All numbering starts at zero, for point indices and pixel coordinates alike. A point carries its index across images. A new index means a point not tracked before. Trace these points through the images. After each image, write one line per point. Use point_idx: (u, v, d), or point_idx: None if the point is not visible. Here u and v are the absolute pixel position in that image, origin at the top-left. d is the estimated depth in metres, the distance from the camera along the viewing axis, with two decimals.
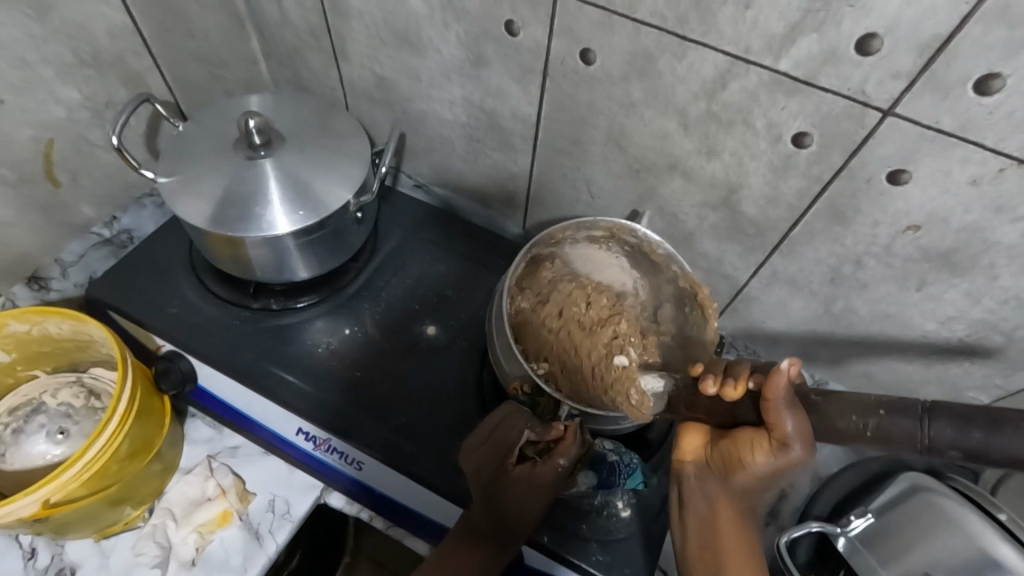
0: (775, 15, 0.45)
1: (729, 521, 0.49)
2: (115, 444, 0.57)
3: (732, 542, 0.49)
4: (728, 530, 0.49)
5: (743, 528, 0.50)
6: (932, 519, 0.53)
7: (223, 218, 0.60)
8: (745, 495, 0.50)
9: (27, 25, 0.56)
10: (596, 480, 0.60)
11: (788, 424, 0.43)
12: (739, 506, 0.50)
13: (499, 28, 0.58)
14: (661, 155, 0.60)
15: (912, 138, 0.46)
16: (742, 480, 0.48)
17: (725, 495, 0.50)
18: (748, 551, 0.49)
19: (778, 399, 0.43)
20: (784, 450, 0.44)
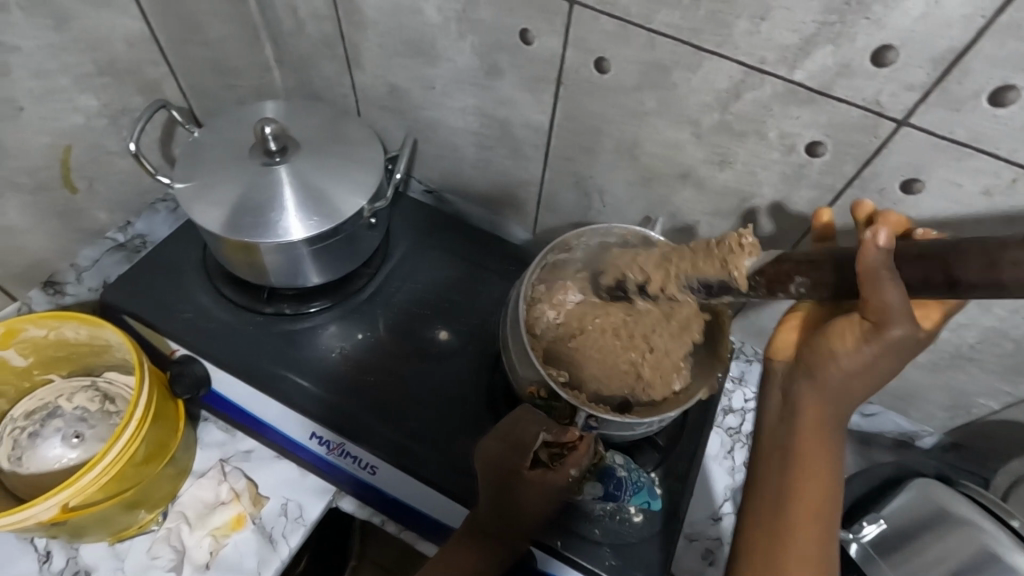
0: (789, 28, 0.45)
1: (816, 432, 0.44)
2: (133, 448, 0.57)
3: (812, 459, 0.44)
4: (810, 447, 0.44)
5: (829, 442, 0.44)
6: (949, 527, 0.55)
7: (240, 224, 0.61)
8: (845, 398, 0.42)
9: (47, 34, 0.56)
10: (603, 492, 0.60)
11: (891, 292, 0.35)
12: (835, 416, 0.43)
13: (513, 38, 0.59)
14: (673, 164, 0.60)
15: (925, 149, 0.47)
16: (837, 377, 0.41)
17: (817, 402, 0.43)
18: (828, 468, 0.44)
19: (875, 269, 0.35)
20: (881, 332, 0.37)
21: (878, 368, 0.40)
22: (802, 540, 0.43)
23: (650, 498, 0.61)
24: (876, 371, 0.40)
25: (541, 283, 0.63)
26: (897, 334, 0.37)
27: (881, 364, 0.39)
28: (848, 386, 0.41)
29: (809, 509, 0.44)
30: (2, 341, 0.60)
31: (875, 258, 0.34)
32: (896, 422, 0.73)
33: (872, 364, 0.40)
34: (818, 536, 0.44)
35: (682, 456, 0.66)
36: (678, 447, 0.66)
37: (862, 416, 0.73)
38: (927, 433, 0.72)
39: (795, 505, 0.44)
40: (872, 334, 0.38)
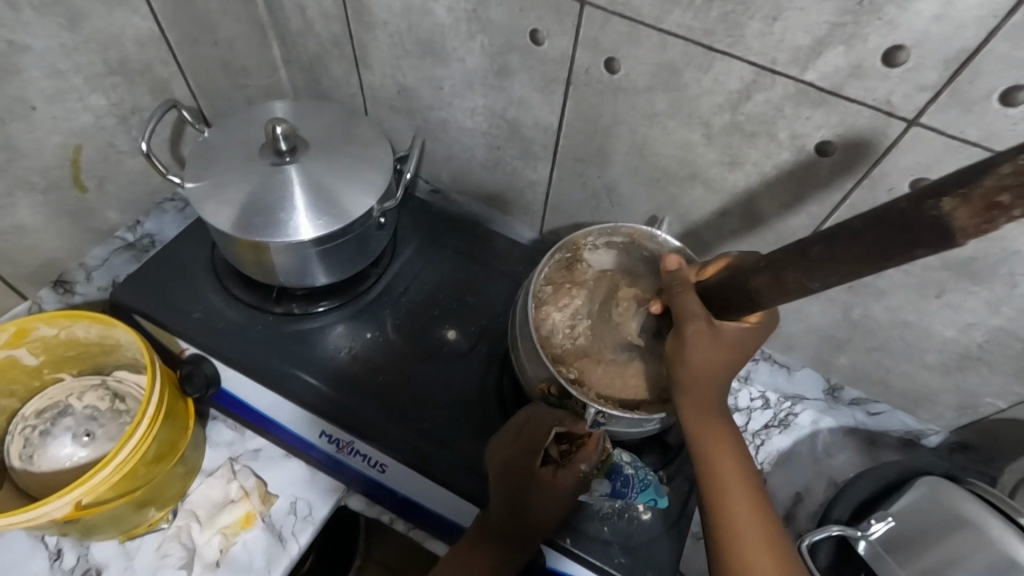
0: (801, 29, 0.46)
1: (709, 428, 0.47)
2: (144, 447, 0.57)
3: (715, 452, 0.47)
4: (706, 445, 0.47)
5: (723, 428, 0.48)
6: (961, 529, 0.55)
7: (250, 223, 0.61)
8: (714, 389, 0.47)
9: (60, 34, 0.57)
10: (610, 490, 0.59)
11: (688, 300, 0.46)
12: (714, 407, 0.48)
13: (524, 38, 0.59)
14: (683, 165, 0.60)
15: (937, 149, 0.47)
16: (698, 380, 0.46)
17: (694, 403, 0.47)
18: (734, 449, 0.47)
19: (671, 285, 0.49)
20: (681, 339, 0.45)
21: (724, 368, 0.46)
22: (748, 533, 0.45)
23: (657, 496, 0.61)
24: (723, 364, 0.46)
25: (548, 284, 0.63)
26: (691, 334, 0.45)
27: (721, 359, 0.45)
28: (709, 382, 0.46)
29: (738, 502, 0.46)
30: (14, 340, 0.60)
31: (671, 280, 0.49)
32: (903, 420, 0.73)
33: (701, 363, 0.46)
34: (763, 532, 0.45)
35: (690, 455, 0.66)
36: (687, 446, 0.66)
37: (867, 415, 0.74)
38: (933, 432, 0.72)
39: (725, 505, 0.46)
40: (674, 341, 0.46)
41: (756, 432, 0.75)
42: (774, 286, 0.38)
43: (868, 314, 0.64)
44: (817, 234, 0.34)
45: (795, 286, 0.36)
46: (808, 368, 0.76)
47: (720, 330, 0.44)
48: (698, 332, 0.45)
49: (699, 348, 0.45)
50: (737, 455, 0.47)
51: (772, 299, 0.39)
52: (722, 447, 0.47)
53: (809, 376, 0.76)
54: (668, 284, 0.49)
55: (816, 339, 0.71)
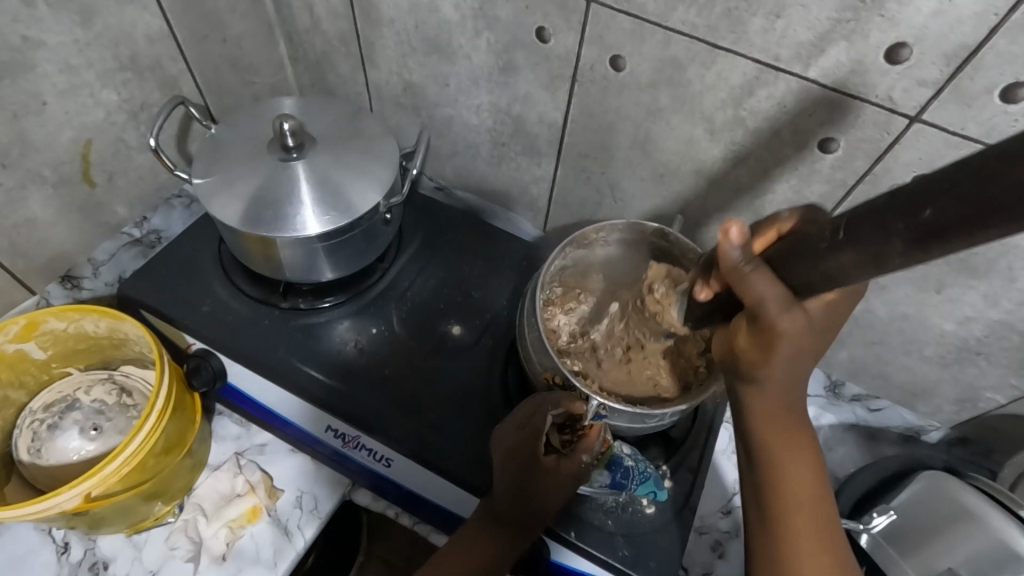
0: (804, 25, 0.46)
1: (777, 426, 0.43)
2: (154, 439, 0.58)
3: (783, 451, 0.43)
4: (775, 444, 0.43)
5: (794, 424, 0.44)
6: (960, 521, 0.56)
7: (259, 217, 0.61)
8: (790, 385, 0.42)
9: (71, 30, 0.57)
10: (610, 480, 0.60)
11: (755, 285, 0.36)
12: (787, 404, 0.43)
13: (530, 35, 0.60)
14: (687, 161, 0.61)
15: (938, 145, 0.48)
16: (778, 374, 0.40)
17: (764, 401, 0.43)
18: (804, 448, 0.44)
19: (733, 266, 0.37)
20: (768, 329, 0.37)
21: (806, 360, 0.40)
22: (805, 534, 0.43)
23: (657, 488, 0.61)
24: (805, 357, 0.40)
25: (557, 288, 0.67)
26: (783, 326, 0.37)
27: (807, 348, 0.39)
28: (786, 377, 0.41)
29: (798, 503, 0.43)
30: (24, 333, 0.61)
31: (733, 257, 0.37)
32: (903, 417, 0.74)
33: (786, 355, 0.39)
34: (817, 531, 0.43)
35: (692, 449, 0.67)
36: (689, 439, 0.67)
37: (868, 411, 0.74)
38: (933, 428, 0.73)
39: (784, 506, 0.43)
40: (758, 330, 0.38)
41: None
42: (865, 261, 0.30)
43: (869, 309, 0.64)
44: (916, 185, 0.28)
45: (888, 262, 0.29)
46: (810, 364, 0.77)
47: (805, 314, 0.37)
48: (788, 319, 0.37)
49: (789, 338, 0.37)
50: (805, 454, 0.44)
51: (859, 277, 0.31)
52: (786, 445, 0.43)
53: (809, 371, 0.77)
54: (730, 264, 0.37)
55: None
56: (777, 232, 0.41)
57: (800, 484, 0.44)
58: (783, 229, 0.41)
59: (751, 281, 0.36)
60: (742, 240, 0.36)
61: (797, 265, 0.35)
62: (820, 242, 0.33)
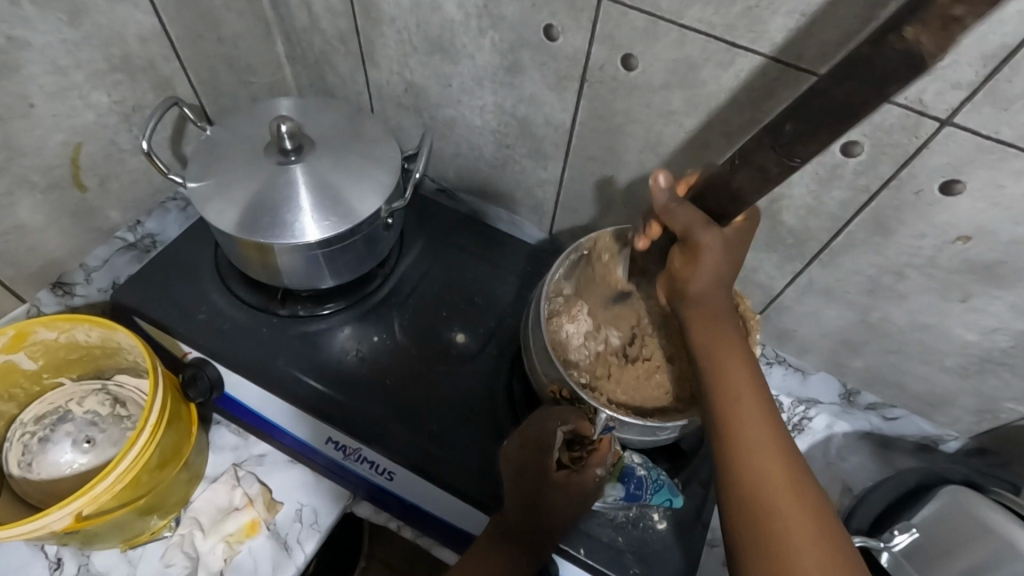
0: (829, 25, 0.44)
1: (715, 338, 0.47)
2: (147, 454, 0.56)
3: (725, 363, 0.45)
4: (718, 354, 0.46)
5: (729, 334, 0.47)
6: (967, 525, 0.56)
7: (255, 224, 0.59)
8: (723, 299, 0.48)
9: (59, 29, 0.55)
10: (624, 493, 0.58)
11: (680, 213, 0.47)
12: (726, 321, 0.47)
13: (537, 34, 0.57)
14: (700, 164, 0.59)
15: (968, 149, 0.46)
16: (707, 287, 0.47)
17: (703, 315, 0.47)
18: (743, 362, 0.45)
19: (661, 201, 0.48)
20: (693, 245, 0.46)
21: (729, 273, 0.48)
22: (753, 440, 0.42)
23: (672, 496, 0.60)
24: (727, 268, 0.47)
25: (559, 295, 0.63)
26: (704, 239, 0.45)
27: (727, 264, 0.47)
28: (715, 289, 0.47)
29: (744, 406, 0.43)
30: (13, 344, 0.59)
31: (661, 195, 0.48)
32: (920, 426, 0.71)
33: (712, 266, 0.46)
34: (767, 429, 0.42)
35: (703, 461, 0.65)
36: (701, 451, 0.65)
37: (883, 419, 0.72)
38: (951, 437, 0.70)
39: (731, 408, 0.43)
40: (687, 249, 0.47)
41: None
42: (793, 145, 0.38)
43: (888, 318, 0.62)
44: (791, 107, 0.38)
45: (775, 168, 0.40)
46: (823, 372, 0.74)
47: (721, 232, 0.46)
48: (710, 234, 0.46)
49: (713, 250, 0.46)
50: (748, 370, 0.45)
51: (756, 191, 0.43)
52: (726, 351, 0.46)
53: (823, 379, 0.74)
54: (662, 202, 0.48)
55: (830, 342, 0.70)
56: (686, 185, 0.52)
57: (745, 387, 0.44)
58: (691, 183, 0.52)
59: (675, 213, 0.47)
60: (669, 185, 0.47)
61: (711, 197, 0.46)
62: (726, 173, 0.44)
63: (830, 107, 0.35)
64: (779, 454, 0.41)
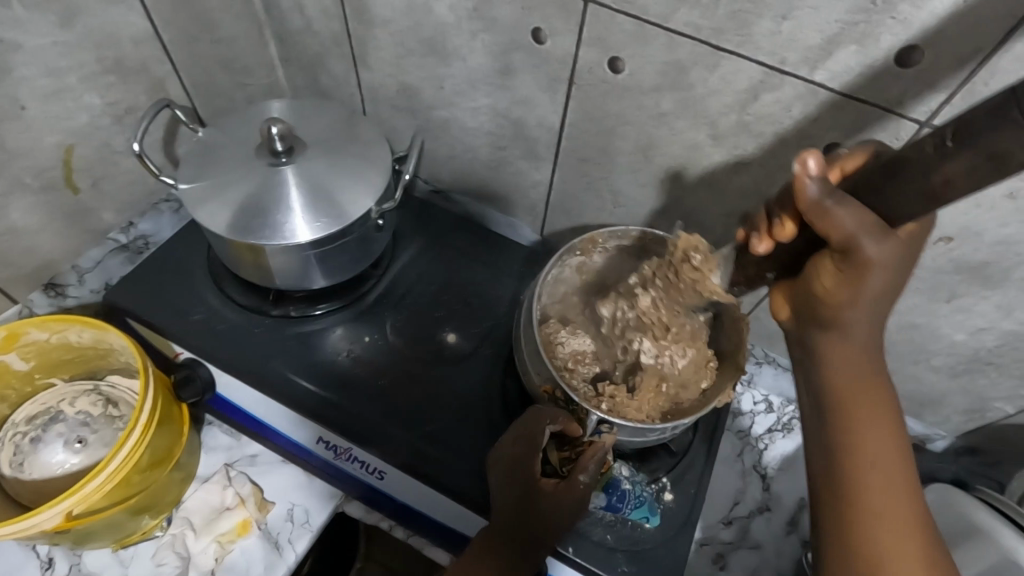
0: (814, 28, 0.45)
1: (855, 385, 0.41)
2: (137, 455, 0.56)
3: (863, 423, 0.41)
4: (857, 411, 0.41)
5: (872, 381, 0.42)
6: (962, 532, 0.55)
7: (247, 226, 0.59)
8: (871, 338, 0.41)
9: (52, 31, 0.55)
10: (605, 503, 0.59)
11: (840, 218, 0.36)
12: (867, 364, 0.41)
13: (527, 36, 0.58)
14: (689, 166, 0.59)
15: None
16: (858, 322, 0.40)
17: (844, 358, 0.41)
18: (878, 418, 0.41)
19: (813, 200, 0.36)
20: (858, 263, 0.36)
21: (888, 297, 0.39)
22: (881, 518, 0.40)
23: (649, 513, 0.61)
24: (885, 296, 0.39)
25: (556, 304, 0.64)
26: (872, 255, 0.36)
27: (885, 289, 0.38)
28: (867, 324, 0.40)
29: (871, 460, 0.41)
30: (5, 345, 0.59)
31: (811, 190, 0.37)
32: (909, 425, 0.72)
33: (872, 296, 0.38)
34: (892, 484, 0.41)
35: (693, 461, 0.65)
36: (690, 450, 0.65)
37: None
38: (939, 437, 0.71)
39: (858, 462, 0.41)
40: (847, 266, 0.37)
41: (759, 437, 0.76)
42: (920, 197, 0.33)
43: None
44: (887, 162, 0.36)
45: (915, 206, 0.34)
46: None
47: (895, 242, 0.36)
48: (882, 249, 0.36)
49: (882, 268, 0.36)
50: (885, 432, 0.41)
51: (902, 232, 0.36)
52: (861, 400, 0.41)
53: None
54: (813, 200, 0.36)
55: None
56: (840, 172, 0.41)
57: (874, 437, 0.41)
58: (846, 168, 0.41)
59: (834, 213, 0.36)
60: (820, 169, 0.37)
61: (892, 192, 0.34)
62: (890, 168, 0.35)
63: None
64: (900, 509, 0.40)
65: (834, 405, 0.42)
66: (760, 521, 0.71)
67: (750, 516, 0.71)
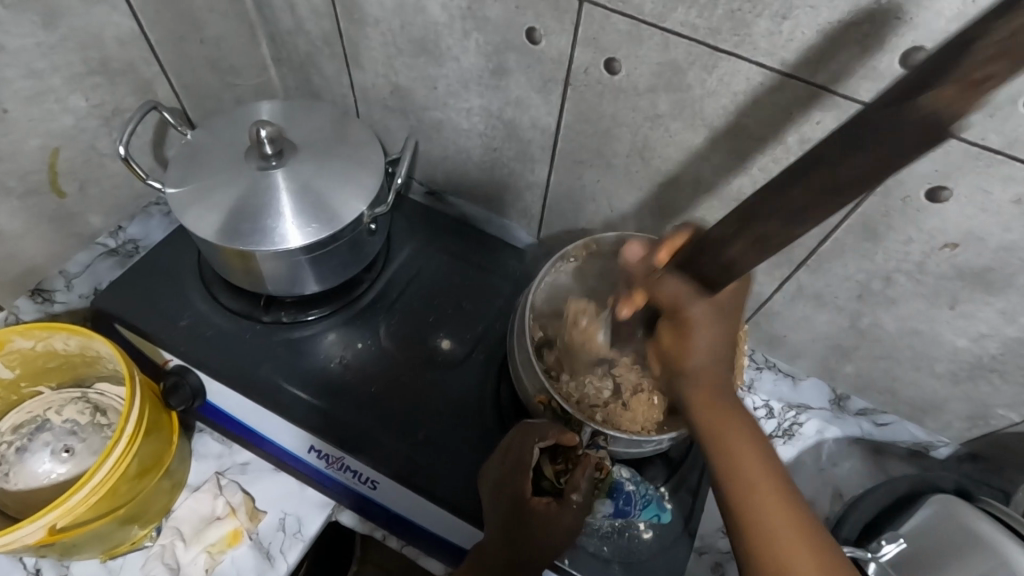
0: (814, 28, 0.43)
1: (721, 418, 0.41)
2: (124, 465, 0.55)
3: (734, 445, 0.41)
4: (728, 442, 0.41)
5: (734, 412, 0.42)
6: (959, 541, 0.54)
7: (236, 231, 0.58)
8: (723, 369, 0.42)
9: (34, 32, 0.54)
10: (613, 509, 0.58)
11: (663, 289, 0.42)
12: (726, 390, 0.42)
13: (520, 37, 0.56)
14: (686, 168, 0.58)
15: (956, 155, 0.45)
16: (704, 361, 0.41)
17: (704, 393, 0.42)
18: (747, 435, 0.41)
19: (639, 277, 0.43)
20: (685, 321, 0.41)
21: (724, 346, 0.42)
22: (779, 529, 0.39)
23: (659, 511, 0.60)
24: (723, 338, 0.41)
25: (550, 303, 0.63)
26: (697, 313, 0.40)
27: (722, 331, 0.41)
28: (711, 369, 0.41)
29: (760, 491, 0.39)
30: None
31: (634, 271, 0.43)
32: (911, 431, 0.71)
33: (709, 343, 0.41)
34: (786, 507, 0.39)
35: (691, 469, 0.64)
36: (689, 459, 0.64)
37: (874, 425, 0.71)
38: (942, 443, 0.70)
39: (749, 496, 0.39)
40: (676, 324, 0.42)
41: None
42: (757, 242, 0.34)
43: (876, 325, 0.62)
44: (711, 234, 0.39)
45: (778, 236, 0.33)
46: (814, 378, 0.74)
47: (712, 300, 0.40)
48: (700, 307, 0.40)
49: (706, 321, 0.40)
50: (758, 447, 0.41)
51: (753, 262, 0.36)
52: (731, 432, 0.41)
53: (815, 385, 0.73)
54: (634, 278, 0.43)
55: (821, 347, 0.69)
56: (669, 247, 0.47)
57: (758, 468, 0.40)
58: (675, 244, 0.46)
59: (664, 281, 0.42)
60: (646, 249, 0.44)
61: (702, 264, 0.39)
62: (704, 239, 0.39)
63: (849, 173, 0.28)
64: (797, 532, 0.39)
65: (706, 436, 0.42)
66: None
67: None
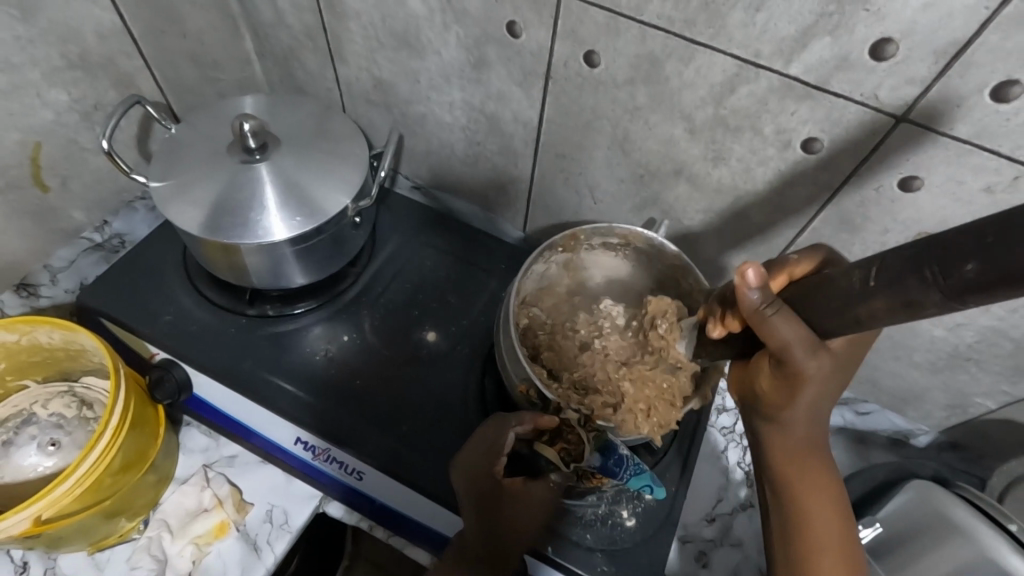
0: (785, 19, 0.44)
1: (797, 461, 0.47)
2: (108, 458, 0.56)
3: (810, 502, 0.47)
4: (796, 481, 0.47)
5: (815, 462, 0.47)
6: (940, 527, 0.55)
7: (220, 224, 0.58)
8: (811, 424, 0.45)
9: (13, 26, 0.54)
10: (601, 463, 0.54)
11: (775, 330, 0.37)
12: (806, 440, 0.46)
13: (500, 29, 0.57)
14: (666, 160, 0.59)
15: (926, 145, 0.46)
16: (799, 412, 0.43)
17: (786, 437, 0.46)
18: (822, 480, 0.47)
19: (754, 312, 0.37)
20: (794, 370, 0.39)
21: (823, 394, 0.42)
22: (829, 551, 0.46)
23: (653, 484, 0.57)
24: (825, 392, 0.42)
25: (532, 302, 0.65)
26: (811, 371, 0.39)
27: (831, 386, 0.41)
28: (806, 415, 0.44)
29: (818, 527, 0.47)
30: None
31: (749, 301, 0.37)
32: (891, 420, 0.72)
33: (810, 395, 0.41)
34: (841, 541, 0.47)
35: (674, 457, 0.65)
36: (671, 449, 0.65)
37: (856, 415, 0.72)
38: (922, 432, 0.71)
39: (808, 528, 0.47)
40: (784, 371, 0.40)
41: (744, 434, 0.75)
42: (897, 308, 0.29)
43: None
44: (902, 257, 0.29)
45: (880, 317, 0.30)
46: None
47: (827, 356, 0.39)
48: (812, 363, 0.39)
49: (818, 375, 0.39)
50: (824, 486, 0.47)
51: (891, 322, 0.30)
52: (806, 475, 0.47)
53: None
54: (748, 311, 0.38)
55: None
56: (789, 276, 0.45)
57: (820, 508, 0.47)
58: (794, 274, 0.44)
59: (778, 326, 0.37)
60: (761, 282, 0.37)
61: (825, 317, 0.35)
62: (852, 288, 0.32)
63: (986, 266, 0.24)
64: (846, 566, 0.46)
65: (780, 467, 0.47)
66: (743, 519, 0.70)
67: (732, 514, 0.71)
